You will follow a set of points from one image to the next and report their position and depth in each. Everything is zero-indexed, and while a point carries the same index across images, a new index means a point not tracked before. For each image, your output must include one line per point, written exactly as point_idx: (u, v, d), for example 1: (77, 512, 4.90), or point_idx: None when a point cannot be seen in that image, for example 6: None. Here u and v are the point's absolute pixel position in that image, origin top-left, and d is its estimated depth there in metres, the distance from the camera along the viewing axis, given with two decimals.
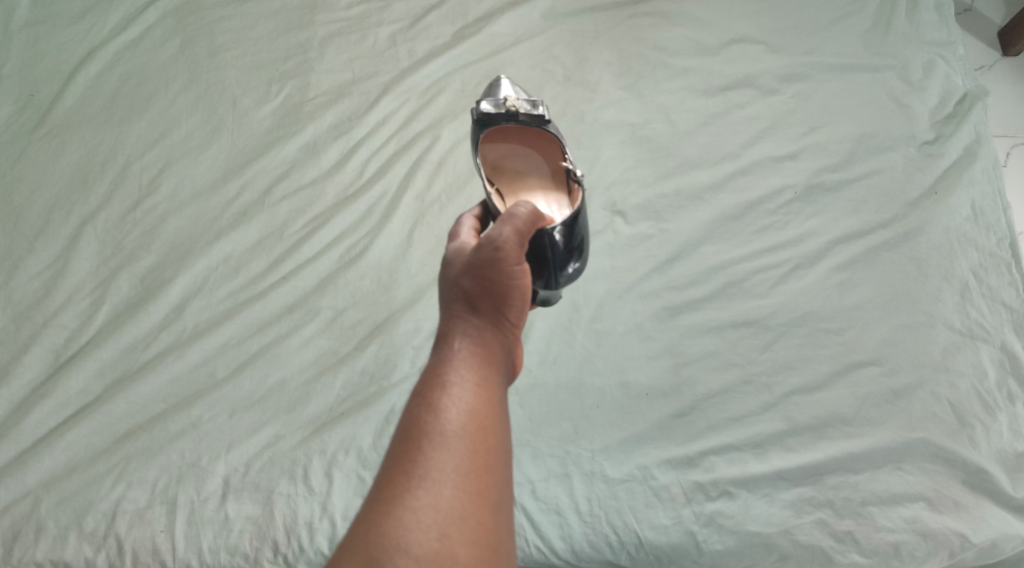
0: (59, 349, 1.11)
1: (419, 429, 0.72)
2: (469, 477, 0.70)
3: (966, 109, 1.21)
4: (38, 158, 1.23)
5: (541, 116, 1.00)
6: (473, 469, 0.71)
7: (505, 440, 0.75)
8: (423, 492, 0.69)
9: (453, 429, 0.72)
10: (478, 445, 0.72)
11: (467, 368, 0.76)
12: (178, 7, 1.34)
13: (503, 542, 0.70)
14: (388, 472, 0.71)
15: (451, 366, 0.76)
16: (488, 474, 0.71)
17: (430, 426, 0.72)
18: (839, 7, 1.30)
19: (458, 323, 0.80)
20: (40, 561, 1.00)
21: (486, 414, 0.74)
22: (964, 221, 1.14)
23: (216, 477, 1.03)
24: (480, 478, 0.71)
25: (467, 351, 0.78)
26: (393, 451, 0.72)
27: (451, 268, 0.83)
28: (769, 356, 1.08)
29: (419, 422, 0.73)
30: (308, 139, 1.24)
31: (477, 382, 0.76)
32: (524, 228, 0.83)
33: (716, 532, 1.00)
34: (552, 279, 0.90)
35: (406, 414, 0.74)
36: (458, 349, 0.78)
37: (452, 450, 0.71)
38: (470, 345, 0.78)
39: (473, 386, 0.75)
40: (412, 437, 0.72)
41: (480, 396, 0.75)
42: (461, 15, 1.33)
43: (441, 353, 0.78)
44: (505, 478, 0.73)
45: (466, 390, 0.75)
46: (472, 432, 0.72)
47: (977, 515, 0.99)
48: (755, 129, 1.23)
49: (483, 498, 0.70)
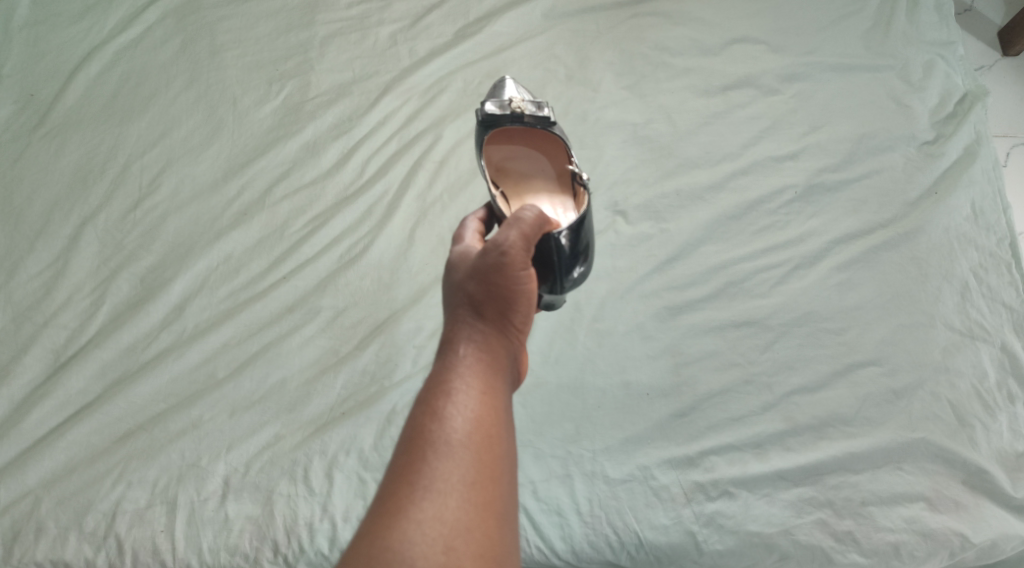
0: (59, 348, 1.11)
1: (424, 438, 0.72)
2: (474, 488, 0.70)
3: (965, 109, 1.21)
4: (37, 158, 1.22)
5: (546, 118, 1.00)
6: (478, 479, 0.71)
7: (511, 449, 0.75)
8: (428, 503, 0.69)
9: (458, 438, 0.72)
10: (483, 455, 0.72)
11: (471, 376, 0.76)
12: (178, 6, 1.34)
13: (509, 554, 0.70)
14: (392, 482, 0.71)
15: (456, 373, 0.76)
16: (493, 484, 0.71)
17: (434, 435, 0.72)
18: (839, 7, 1.30)
19: (463, 329, 0.80)
20: (40, 561, 0.99)
21: (491, 423, 0.74)
22: (964, 221, 1.14)
23: (216, 477, 1.03)
24: (485, 488, 0.71)
25: (471, 358, 0.78)
26: (397, 460, 0.72)
27: (456, 272, 0.83)
28: (769, 356, 1.08)
29: (424, 431, 0.73)
30: (308, 139, 1.24)
31: (482, 390, 0.76)
32: (530, 232, 0.83)
33: (716, 532, 1.00)
34: (558, 283, 0.90)
35: (411, 422, 0.74)
36: (463, 356, 0.78)
37: (457, 460, 0.71)
38: (475, 351, 0.78)
39: (478, 394, 0.75)
40: (417, 446, 0.72)
41: (485, 403, 0.75)
42: (461, 15, 1.33)
43: (446, 359, 0.78)
44: (511, 488, 0.73)
45: (471, 398, 0.75)
46: (477, 442, 0.72)
47: (976, 515, 1.00)
48: (755, 128, 1.23)
49: (488, 509, 0.70)
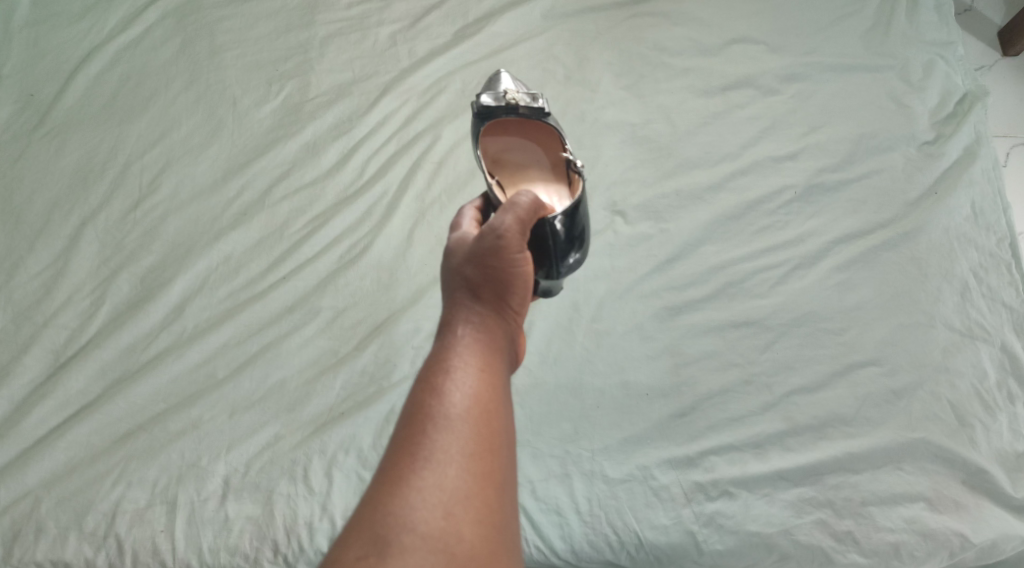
0: (59, 348, 1.11)
1: (423, 412, 0.72)
2: (473, 459, 0.70)
3: (965, 109, 1.21)
4: (38, 157, 1.23)
5: (541, 109, 1.00)
6: (477, 451, 0.71)
7: (509, 424, 0.75)
8: (428, 472, 0.69)
9: (457, 412, 0.72)
10: (482, 429, 0.72)
11: (469, 354, 0.76)
12: (178, 6, 1.34)
13: (509, 524, 0.70)
14: (393, 455, 0.71)
15: (454, 352, 0.76)
16: (492, 456, 0.71)
17: (433, 410, 0.72)
18: (840, 7, 1.30)
19: (461, 311, 0.80)
20: (40, 561, 1.00)
21: (490, 397, 0.74)
22: (964, 222, 1.14)
23: (216, 477, 1.03)
24: (485, 459, 0.71)
25: (469, 339, 0.78)
26: (397, 434, 0.72)
27: (452, 258, 0.83)
28: (769, 356, 1.08)
29: (424, 406, 0.72)
30: (308, 139, 1.24)
31: (480, 368, 0.75)
32: (526, 217, 0.83)
33: (716, 532, 1.00)
34: (554, 269, 0.90)
35: (410, 399, 0.74)
36: (462, 336, 0.78)
37: (456, 432, 0.71)
38: (472, 332, 0.78)
39: (476, 371, 0.75)
40: (416, 421, 0.72)
41: (483, 380, 0.75)
42: (461, 15, 1.33)
43: (444, 340, 0.78)
44: (510, 461, 0.73)
45: (469, 375, 0.74)
46: (475, 416, 0.72)
47: (976, 515, 0.99)
48: (755, 129, 1.23)
49: (487, 479, 0.70)
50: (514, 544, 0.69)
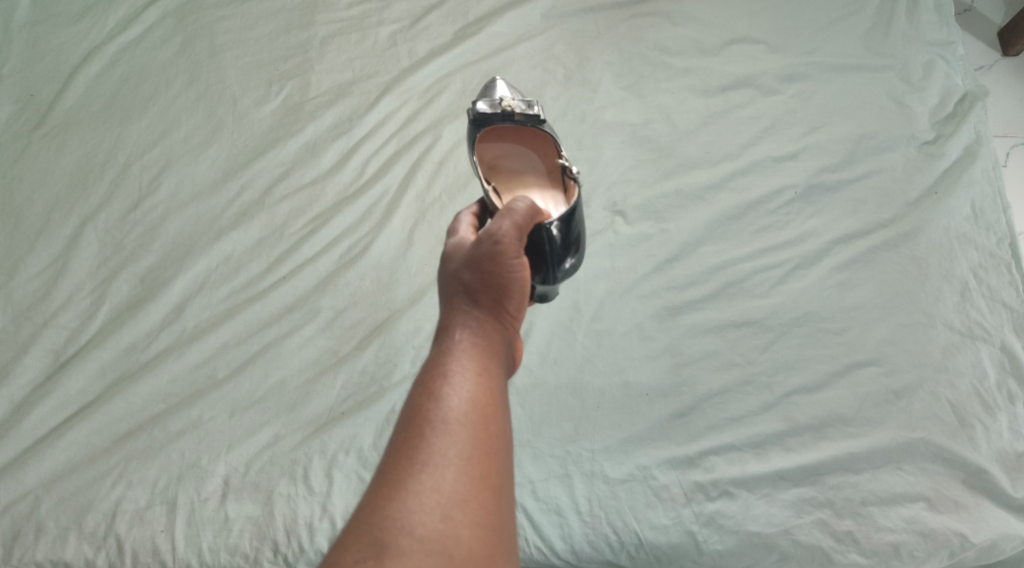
0: (59, 348, 1.11)
1: (422, 416, 0.72)
2: (471, 462, 0.70)
3: (966, 109, 1.21)
4: (38, 157, 1.23)
5: (536, 116, 1.00)
6: (476, 454, 0.71)
7: (507, 428, 0.74)
8: (426, 476, 0.69)
9: (455, 416, 0.72)
10: (481, 432, 0.72)
11: (467, 358, 0.76)
12: (178, 6, 1.34)
13: (506, 527, 0.70)
14: (391, 458, 0.71)
15: (453, 356, 0.76)
16: (490, 460, 0.71)
17: (431, 414, 0.72)
18: (839, 8, 1.30)
19: (459, 315, 0.80)
20: (40, 561, 0.99)
21: (488, 401, 0.74)
22: (964, 221, 1.14)
23: (216, 477, 1.03)
24: (483, 462, 0.71)
25: (467, 343, 0.77)
26: (395, 438, 0.72)
27: (450, 262, 0.83)
28: (769, 356, 1.08)
29: (422, 409, 0.72)
30: (307, 139, 1.24)
31: (478, 372, 0.75)
32: (523, 222, 0.83)
33: (716, 532, 1.00)
34: (550, 274, 0.90)
35: (409, 402, 0.74)
36: (460, 340, 0.78)
37: (454, 436, 0.71)
38: (471, 336, 0.78)
39: (475, 375, 0.75)
40: (415, 424, 0.72)
41: (481, 383, 0.75)
42: (461, 15, 1.33)
43: (442, 344, 0.78)
44: (507, 464, 0.72)
45: (467, 378, 0.74)
46: (474, 419, 0.72)
47: (976, 514, 1.00)
48: (755, 129, 1.23)
49: (485, 482, 0.70)
50: (512, 547, 0.70)
